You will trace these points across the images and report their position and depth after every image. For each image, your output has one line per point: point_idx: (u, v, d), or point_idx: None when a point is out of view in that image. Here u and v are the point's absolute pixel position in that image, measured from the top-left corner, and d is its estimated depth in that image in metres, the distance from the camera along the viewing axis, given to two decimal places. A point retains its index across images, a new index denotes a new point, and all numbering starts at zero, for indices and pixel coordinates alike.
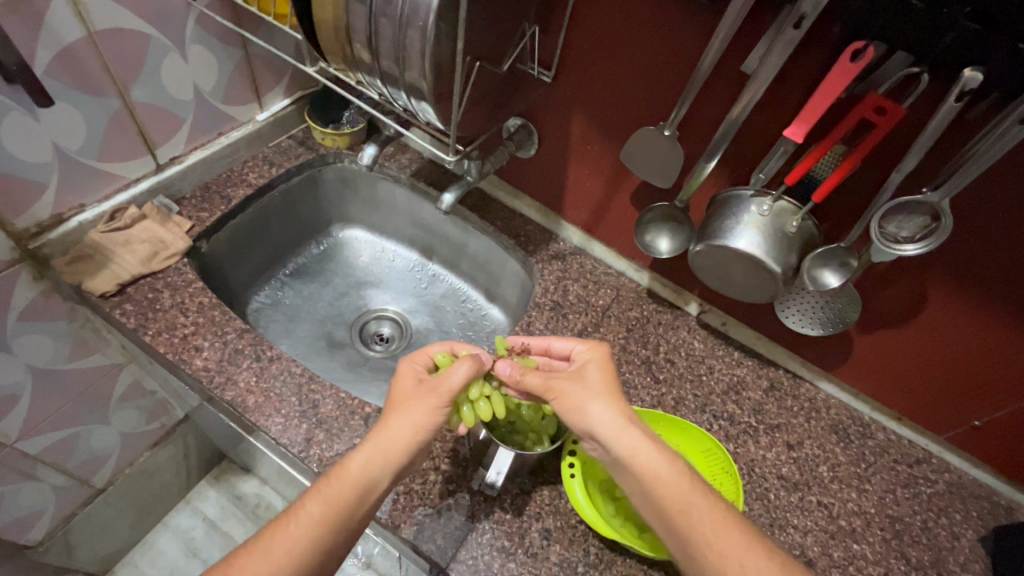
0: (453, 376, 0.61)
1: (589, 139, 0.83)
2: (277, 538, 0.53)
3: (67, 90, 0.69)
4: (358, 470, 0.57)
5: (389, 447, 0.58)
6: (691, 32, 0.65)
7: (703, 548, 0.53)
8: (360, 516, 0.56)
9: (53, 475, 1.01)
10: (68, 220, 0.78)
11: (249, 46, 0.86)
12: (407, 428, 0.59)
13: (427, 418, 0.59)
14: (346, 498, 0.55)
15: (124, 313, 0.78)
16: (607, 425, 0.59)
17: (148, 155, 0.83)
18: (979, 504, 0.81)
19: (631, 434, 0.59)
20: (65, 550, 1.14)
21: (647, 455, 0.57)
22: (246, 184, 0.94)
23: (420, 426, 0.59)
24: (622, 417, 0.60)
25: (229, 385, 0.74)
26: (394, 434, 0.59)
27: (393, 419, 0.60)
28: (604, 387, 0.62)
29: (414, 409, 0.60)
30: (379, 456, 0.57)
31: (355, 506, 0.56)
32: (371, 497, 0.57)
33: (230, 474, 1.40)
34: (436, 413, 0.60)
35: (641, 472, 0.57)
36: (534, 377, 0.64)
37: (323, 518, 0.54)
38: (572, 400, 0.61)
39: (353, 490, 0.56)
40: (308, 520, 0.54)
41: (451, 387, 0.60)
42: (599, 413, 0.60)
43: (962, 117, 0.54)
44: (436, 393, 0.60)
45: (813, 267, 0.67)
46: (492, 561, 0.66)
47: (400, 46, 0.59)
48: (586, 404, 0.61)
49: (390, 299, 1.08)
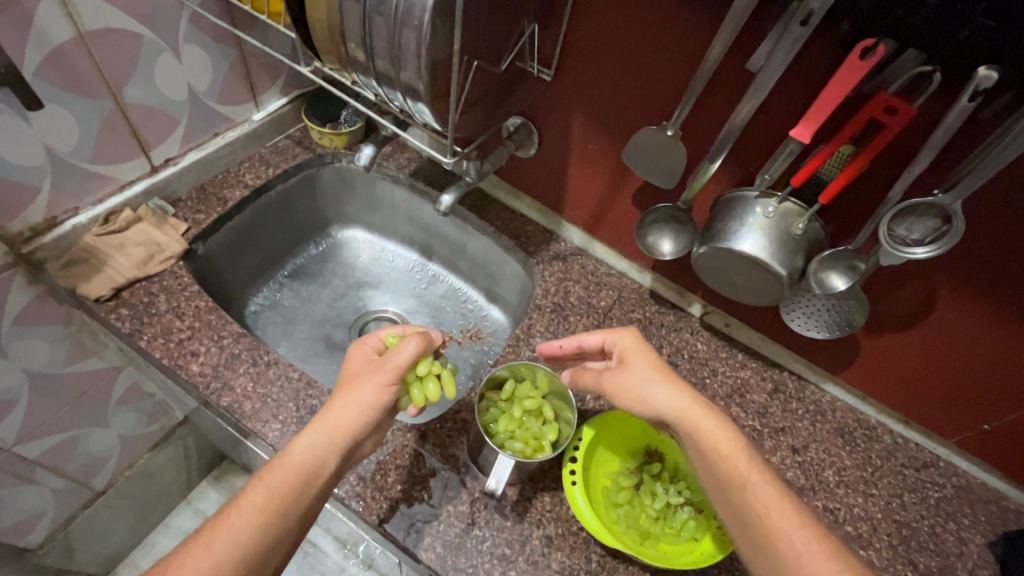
0: (398, 354, 0.61)
1: (590, 138, 0.81)
2: (219, 529, 0.52)
3: (58, 92, 0.67)
4: (302, 454, 0.55)
5: (335, 429, 0.57)
6: (695, 28, 0.64)
7: (758, 522, 0.53)
8: (306, 499, 0.55)
9: (53, 478, 1.00)
10: (61, 224, 0.77)
11: (244, 45, 0.85)
12: (354, 407, 0.58)
13: (374, 397, 0.58)
14: (292, 484, 0.54)
15: (119, 318, 0.77)
16: (674, 408, 0.58)
17: (142, 157, 0.82)
18: (987, 508, 0.80)
19: (694, 410, 0.58)
20: (66, 552, 1.14)
21: (715, 435, 0.57)
22: (242, 185, 0.93)
23: (368, 404, 0.58)
24: (689, 401, 0.59)
25: (226, 391, 0.73)
26: (341, 415, 0.57)
27: (340, 399, 0.58)
28: (659, 371, 0.62)
29: (363, 388, 0.59)
30: (325, 439, 0.56)
31: (300, 490, 0.54)
32: (319, 479, 0.56)
33: (230, 474, 1.39)
34: (385, 390, 0.59)
35: (711, 451, 0.56)
36: (588, 377, 0.67)
37: (270, 504, 0.53)
38: (634, 387, 0.61)
39: (297, 475, 0.54)
40: (252, 506, 0.53)
41: (399, 363, 0.60)
42: (662, 396, 0.59)
43: (975, 117, 0.52)
44: (383, 370, 0.60)
45: (820, 270, 0.65)
46: (493, 569, 0.65)
47: (395, 45, 0.57)
48: (648, 388, 0.60)
49: (390, 300, 1.07)
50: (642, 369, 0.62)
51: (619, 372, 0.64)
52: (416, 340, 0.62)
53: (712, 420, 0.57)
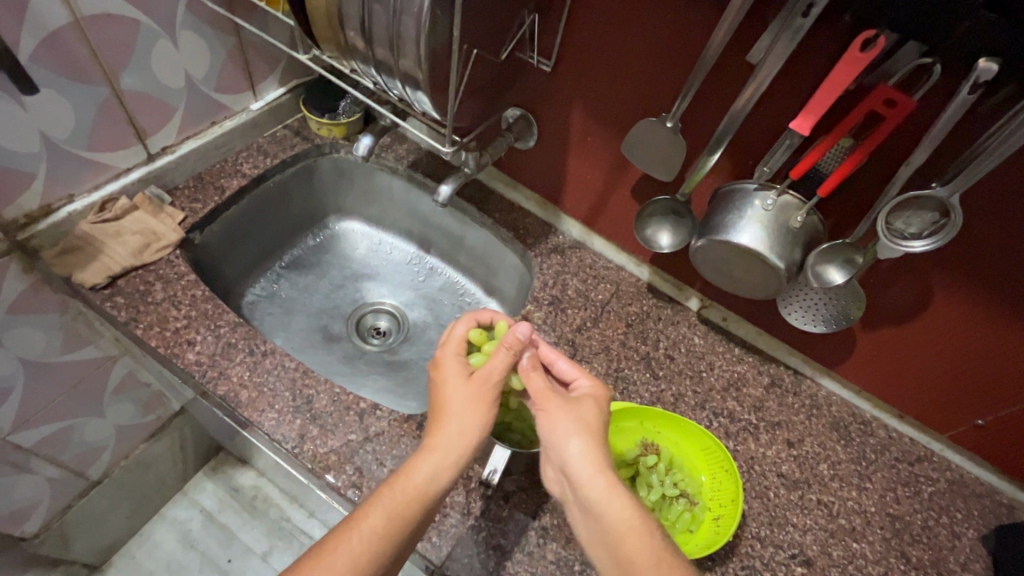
0: (495, 364, 0.61)
1: (589, 130, 0.81)
2: (342, 550, 0.52)
3: (53, 78, 0.67)
4: (422, 481, 0.55)
5: (453, 453, 0.56)
6: (696, 19, 0.63)
7: None
8: (425, 521, 0.56)
9: (48, 468, 1.00)
10: (57, 211, 0.76)
11: (242, 33, 0.84)
12: (468, 431, 0.57)
13: (483, 416, 0.58)
14: (411, 509, 0.54)
15: (115, 306, 0.76)
16: (579, 467, 0.56)
17: (138, 145, 0.81)
18: (980, 503, 0.81)
19: (599, 482, 0.55)
20: (61, 542, 1.14)
21: (612, 507, 0.54)
22: (240, 175, 0.92)
23: (483, 424, 0.58)
24: (597, 467, 0.56)
25: (222, 380, 0.73)
26: (457, 439, 0.57)
27: (452, 421, 0.57)
28: (585, 428, 0.58)
29: (476, 408, 0.58)
30: (444, 463, 0.56)
31: (418, 516, 0.55)
32: (436, 503, 0.56)
33: (227, 466, 1.40)
34: (489, 407, 0.59)
35: (606, 521, 0.54)
36: (538, 382, 0.62)
37: (390, 529, 0.53)
38: (554, 428, 0.59)
39: (417, 500, 0.54)
40: (373, 530, 0.53)
41: (499, 376, 0.60)
42: (575, 451, 0.56)
43: (975, 110, 0.52)
44: (488, 385, 0.60)
45: (817, 263, 0.65)
46: (488, 559, 0.65)
47: (394, 33, 0.57)
48: (563, 436, 0.58)
49: (387, 292, 1.07)
50: (569, 412, 0.59)
51: (558, 401, 0.60)
52: (509, 346, 0.61)
53: (616, 498, 0.54)
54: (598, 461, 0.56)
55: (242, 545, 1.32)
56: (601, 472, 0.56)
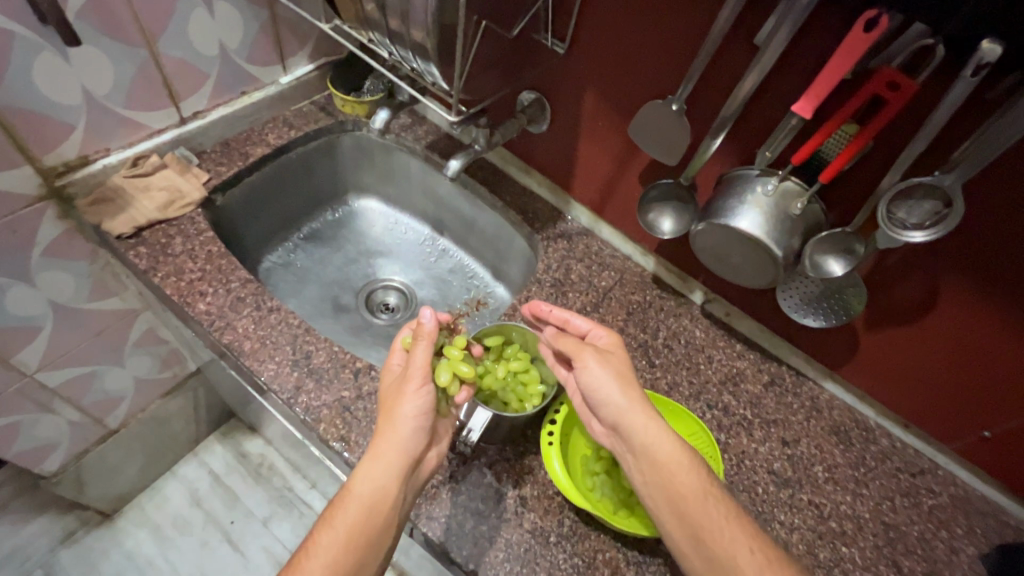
0: (414, 359, 0.62)
1: (600, 114, 0.82)
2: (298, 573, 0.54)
3: (97, 36, 0.72)
4: (360, 487, 0.58)
5: (387, 456, 0.58)
6: (706, 2, 0.64)
7: (703, 538, 0.54)
8: (381, 525, 0.57)
9: (70, 411, 1.06)
10: (92, 163, 0.81)
11: (275, 7, 0.89)
12: (403, 427, 0.60)
13: (417, 409, 0.60)
14: (358, 519, 0.57)
15: (137, 255, 0.81)
16: (631, 412, 0.60)
17: (172, 108, 0.87)
18: (984, 521, 0.78)
19: (642, 419, 0.59)
20: (77, 486, 1.20)
21: (658, 442, 0.58)
22: (265, 144, 0.97)
23: (419, 417, 0.60)
24: (644, 410, 0.60)
25: (228, 330, 0.76)
26: (394, 438, 0.59)
27: (389, 424, 0.60)
28: (619, 375, 0.62)
29: (409, 405, 0.60)
30: (380, 469, 0.58)
31: (367, 520, 0.57)
32: (386, 502, 0.58)
33: (237, 432, 1.45)
34: (423, 395, 0.61)
35: (659, 460, 0.58)
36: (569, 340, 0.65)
37: (342, 542, 0.56)
38: (594, 380, 0.62)
39: (363, 505, 0.57)
40: (325, 549, 0.55)
41: (421, 368, 0.61)
42: (620, 398, 0.60)
43: (981, 98, 0.51)
44: (412, 381, 0.61)
45: (817, 253, 0.65)
46: (465, 522, 0.66)
47: (407, 1, 0.59)
48: (602, 384, 0.61)
49: (398, 270, 1.10)
50: (606, 362, 0.62)
51: (590, 353, 0.63)
52: (423, 337, 0.63)
53: (661, 435, 0.59)
54: (638, 403, 0.60)
55: (245, 508, 1.36)
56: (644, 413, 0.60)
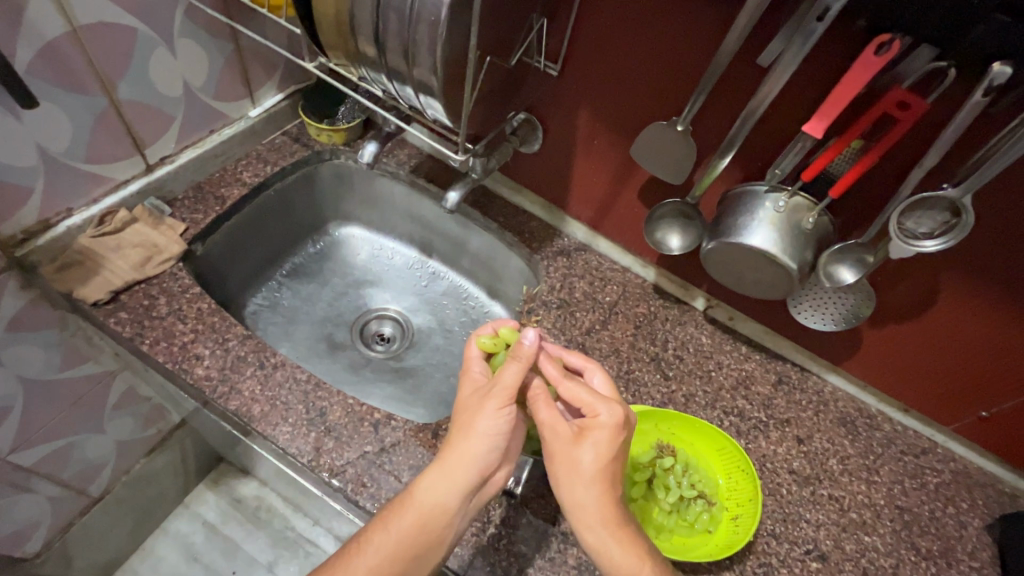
0: (502, 377, 0.58)
1: (596, 133, 0.81)
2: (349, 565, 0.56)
3: (50, 89, 0.65)
4: (421, 499, 0.57)
5: (454, 474, 0.56)
6: (706, 22, 0.63)
7: None
8: (433, 539, 0.57)
9: (48, 487, 0.99)
10: (55, 225, 0.75)
11: (240, 39, 0.83)
12: (473, 445, 0.57)
13: (490, 426, 0.57)
14: (413, 529, 0.56)
15: (119, 322, 0.75)
16: (586, 515, 0.56)
17: (137, 155, 0.80)
18: (984, 493, 0.82)
19: (600, 530, 0.56)
20: (63, 561, 1.12)
21: (616, 556, 0.55)
22: (240, 183, 0.91)
23: (491, 435, 0.57)
24: (599, 517, 0.56)
25: (233, 395, 0.71)
26: (461, 455, 0.57)
27: (458, 438, 0.58)
28: (594, 477, 0.56)
29: (484, 420, 0.57)
30: (444, 486, 0.56)
31: (420, 532, 0.56)
32: (443, 520, 0.57)
33: (228, 476, 1.37)
34: (500, 415, 0.57)
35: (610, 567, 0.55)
36: (544, 412, 0.59)
37: (394, 548, 0.56)
38: (560, 472, 0.58)
39: (419, 518, 0.56)
40: (378, 549, 0.56)
41: (508, 389, 0.58)
42: (581, 499, 0.56)
43: (986, 112, 0.53)
44: (494, 400, 0.58)
45: (828, 263, 0.66)
46: (510, 566, 0.65)
47: (407, 41, 0.56)
48: (571, 485, 0.57)
49: (390, 299, 1.06)
50: (586, 455, 0.56)
51: (558, 443, 0.58)
52: (520, 358, 0.59)
53: (618, 548, 0.55)
54: (602, 512, 0.56)
55: (246, 556, 1.29)
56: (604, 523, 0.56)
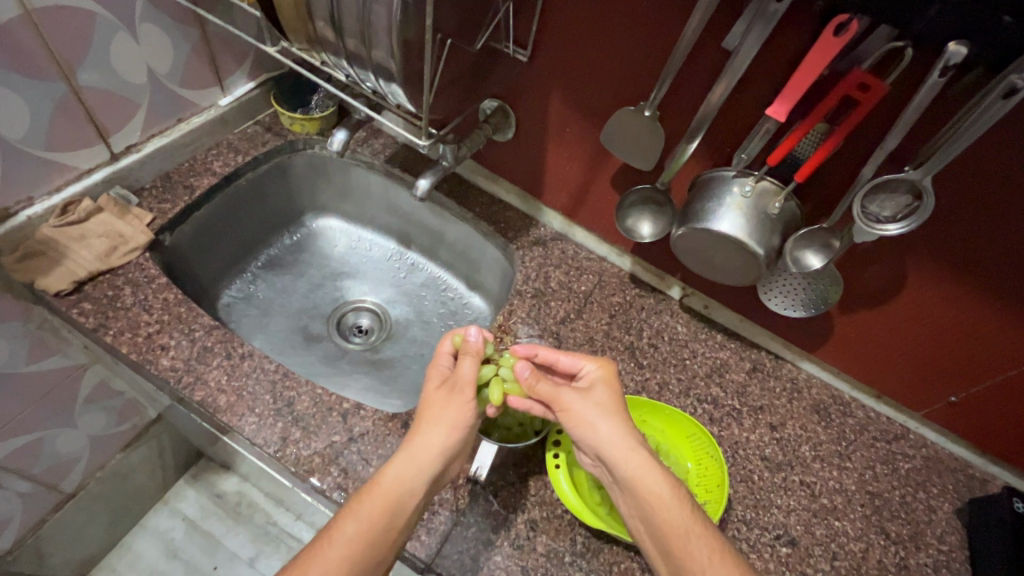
0: (461, 372, 0.62)
1: (568, 120, 0.80)
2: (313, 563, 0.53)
3: (5, 75, 0.64)
4: (389, 485, 0.57)
5: (421, 459, 0.58)
6: (671, 6, 0.63)
7: (683, 564, 0.54)
8: (400, 527, 0.57)
9: (19, 481, 0.98)
10: (15, 215, 0.73)
11: (206, 25, 0.81)
12: (438, 431, 0.59)
13: (455, 416, 0.60)
14: (381, 516, 0.55)
15: (82, 313, 0.74)
16: (614, 448, 0.58)
17: (100, 144, 0.78)
18: (955, 477, 0.83)
19: (630, 455, 0.58)
20: (37, 557, 1.11)
21: (648, 478, 0.57)
22: (210, 173, 0.90)
23: (456, 423, 0.60)
24: (625, 448, 0.58)
25: (199, 385, 0.71)
26: (428, 441, 0.59)
27: (424, 426, 0.60)
28: (614, 409, 0.61)
29: (450, 409, 0.60)
30: (412, 470, 0.58)
31: (388, 519, 0.56)
32: (410, 506, 0.57)
33: (209, 472, 1.36)
34: (465, 408, 0.61)
35: (642, 493, 0.57)
36: (547, 386, 0.62)
37: (361, 537, 0.54)
38: (579, 421, 0.60)
39: (388, 503, 0.56)
40: (344, 538, 0.54)
41: (468, 382, 0.62)
42: (604, 437, 0.59)
43: (945, 93, 0.53)
44: (459, 392, 0.61)
45: (796, 248, 0.66)
46: (479, 554, 0.65)
47: (365, 23, 0.55)
48: (592, 422, 0.60)
49: (367, 290, 1.05)
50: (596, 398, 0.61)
51: (571, 394, 0.62)
52: (470, 352, 0.63)
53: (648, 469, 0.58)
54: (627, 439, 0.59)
55: (227, 552, 1.28)
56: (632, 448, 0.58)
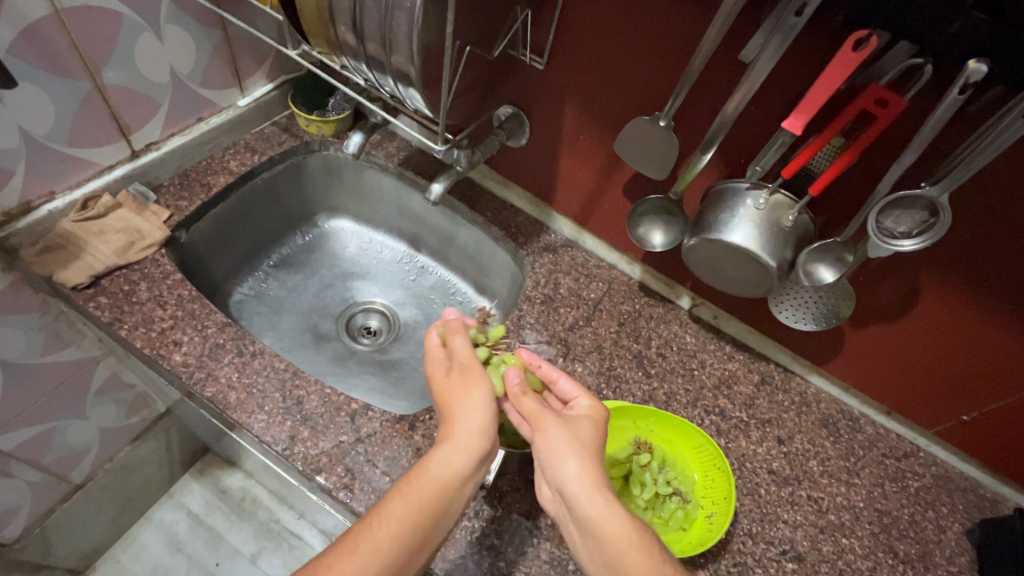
0: (457, 348, 0.64)
1: (582, 128, 0.80)
2: (363, 546, 0.50)
3: (33, 71, 0.65)
4: (439, 469, 0.55)
5: (466, 440, 0.57)
6: (689, 18, 0.63)
7: None
8: (449, 509, 0.55)
9: (28, 471, 0.99)
10: (36, 209, 0.75)
11: (228, 27, 0.83)
12: (475, 411, 0.58)
13: (486, 393, 0.59)
14: (431, 499, 0.54)
15: (98, 307, 0.75)
16: (577, 486, 0.55)
17: (122, 141, 0.80)
18: (965, 497, 0.82)
19: (595, 498, 0.54)
20: (43, 547, 1.12)
21: (610, 523, 0.53)
22: (227, 172, 0.91)
23: (490, 401, 0.59)
24: (593, 489, 0.55)
25: (210, 381, 0.71)
26: (470, 421, 0.57)
27: (463, 407, 0.58)
28: (587, 446, 0.57)
29: (480, 386, 0.60)
30: (459, 453, 0.56)
31: (438, 502, 0.54)
32: (458, 488, 0.56)
33: (214, 467, 1.37)
34: (484, 381, 0.61)
35: (606, 545, 0.53)
36: (530, 403, 0.60)
37: (412, 522, 0.52)
38: (551, 450, 0.57)
39: (438, 487, 0.54)
40: (395, 521, 0.52)
41: (470, 357, 0.63)
42: (573, 473, 0.55)
43: (963, 111, 0.53)
44: (469, 369, 0.61)
45: (809, 262, 0.66)
46: (482, 559, 0.65)
47: (386, 29, 0.56)
48: (563, 455, 0.56)
49: (377, 292, 1.05)
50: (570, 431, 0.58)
51: (552, 419, 0.59)
52: (455, 329, 0.66)
53: (611, 515, 0.53)
54: (594, 480, 0.55)
55: (229, 547, 1.29)
56: (597, 490, 0.55)
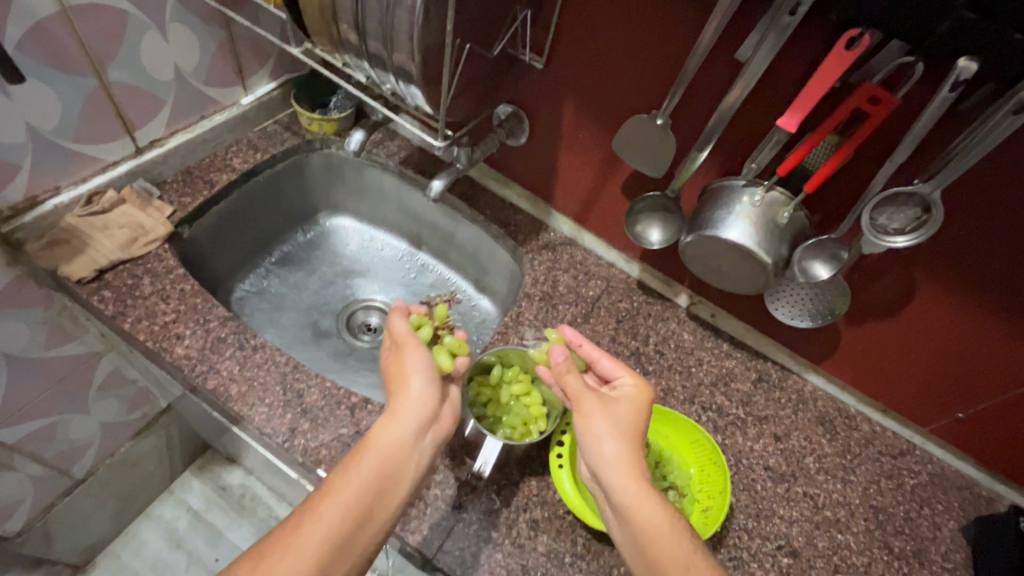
0: (395, 327, 0.66)
1: (581, 126, 0.81)
2: (309, 521, 0.52)
3: (40, 67, 0.66)
4: (381, 440, 0.57)
5: (407, 411, 0.59)
6: (685, 18, 0.64)
7: None
8: (397, 482, 0.56)
9: (30, 465, 1.00)
10: (42, 203, 0.76)
11: (232, 27, 0.84)
12: (415, 382, 0.61)
13: (420, 360, 0.63)
14: (375, 469, 0.56)
15: (102, 300, 0.76)
16: (614, 469, 0.58)
17: (127, 137, 0.81)
18: (961, 494, 0.83)
19: (631, 484, 0.57)
20: (44, 541, 1.13)
21: (644, 508, 0.55)
22: (230, 169, 0.92)
23: (427, 371, 0.62)
24: (629, 473, 0.57)
25: (212, 374, 0.72)
26: (410, 392, 0.61)
27: (403, 380, 0.62)
28: (626, 431, 0.60)
29: (416, 355, 0.63)
30: (399, 423, 0.58)
31: (383, 473, 0.56)
32: (405, 458, 0.58)
33: (214, 464, 1.38)
34: (420, 351, 0.63)
35: (642, 527, 0.55)
36: (572, 382, 0.62)
37: (357, 495, 0.54)
38: (592, 430, 0.60)
39: (383, 457, 0.56)
40: (342, 495, 0.53)
41: (406, 332, 0.65)
42: (609, 455, 0.58)
43: (954, 109, 0.54)
44: (405, 342, 0.64)
45: (804, 258, 0.67)
46: (479, 552, 0.65)
47: (387, 26, 0.57)
48: (601, 438, 0.59)
49: (378, 289, 1.06)
50: (609, 416, 0.60)
51: (593, 401, 0.61)
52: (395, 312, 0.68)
53: (647, 501, 0.56)
54: (632, 465, 0.58)
55: (229, 544, 1.29)
56: (634, 475, 0.57)
